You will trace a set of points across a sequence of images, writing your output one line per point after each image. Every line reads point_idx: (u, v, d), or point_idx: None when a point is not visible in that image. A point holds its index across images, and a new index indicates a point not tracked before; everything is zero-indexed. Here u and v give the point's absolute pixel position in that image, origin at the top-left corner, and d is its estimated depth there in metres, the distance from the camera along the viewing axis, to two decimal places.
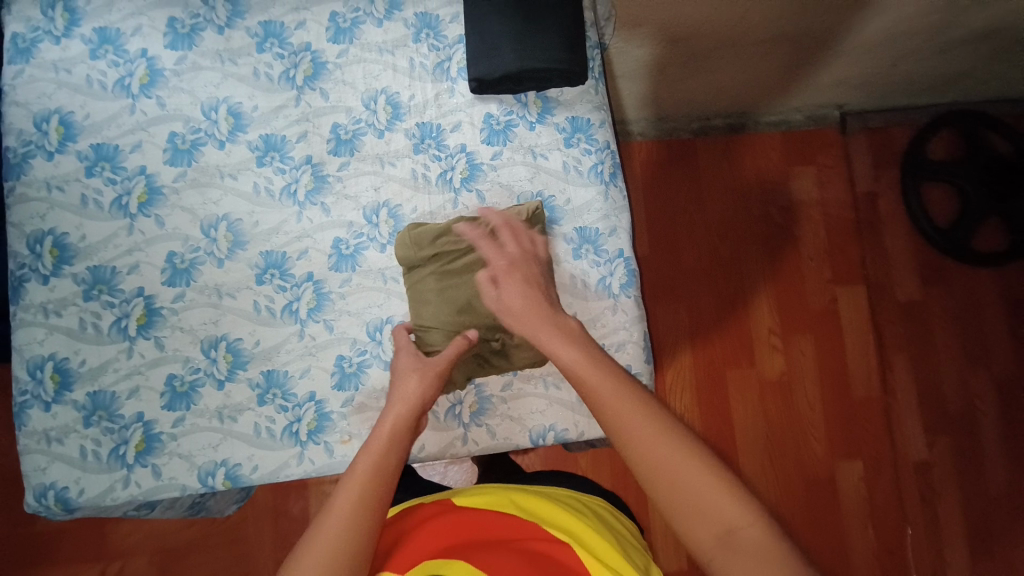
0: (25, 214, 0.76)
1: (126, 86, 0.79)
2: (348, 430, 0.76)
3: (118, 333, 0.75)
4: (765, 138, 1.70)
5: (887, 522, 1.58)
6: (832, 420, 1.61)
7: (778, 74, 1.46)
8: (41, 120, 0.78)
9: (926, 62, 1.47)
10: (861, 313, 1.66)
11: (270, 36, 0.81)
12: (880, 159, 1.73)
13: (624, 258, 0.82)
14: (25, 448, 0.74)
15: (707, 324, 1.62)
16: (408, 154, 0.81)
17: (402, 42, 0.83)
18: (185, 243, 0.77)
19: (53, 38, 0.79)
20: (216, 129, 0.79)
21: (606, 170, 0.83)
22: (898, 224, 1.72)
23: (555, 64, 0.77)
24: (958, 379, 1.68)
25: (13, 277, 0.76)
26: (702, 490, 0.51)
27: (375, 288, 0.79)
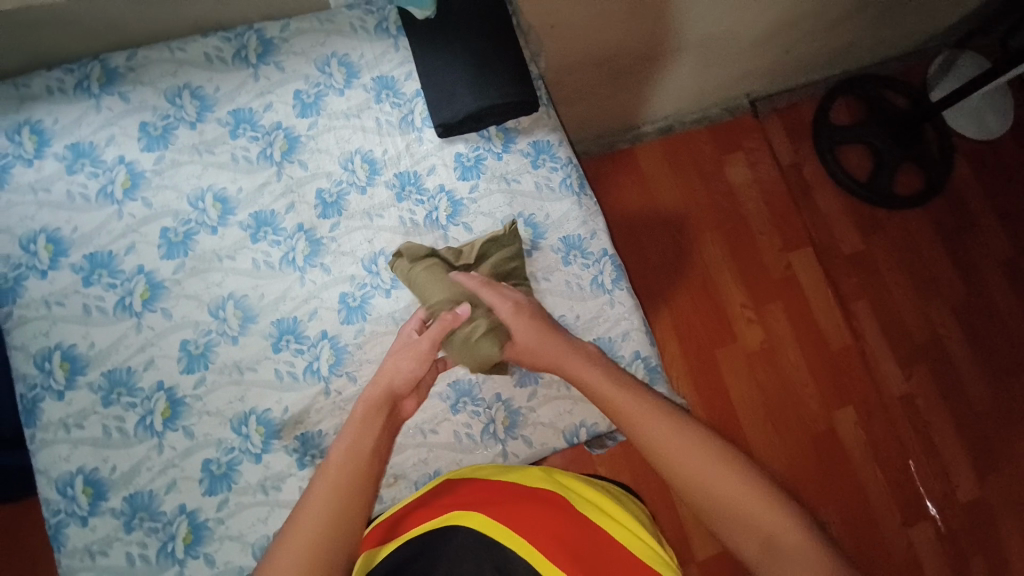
0: (28, 334, 0.76)
1: (110, 193, 0.81)
2: (393, 471, 0.79)
3: (145, 431, 0.75)
4: (694, 135, 1.86)
5: (889, 458, 1.68)
6: (819, 374, 1.72)
7: (693, 76, 1.62)
8: (28, 241, 0.79)
9: (812, 43, 1.67)
10: (817, 271, 1.80)
11: (242, 123, 0.86)
12: (796, 133, 1.91)
13: (609, 255, 0.89)
14: (69, 568, 0.72)
15: (685, 311, 1.72)
16: (393, 204, 0.87)
17: (366, 105, 0.89)
18: (196, 329, 0.79)
19: (25, 161, 0.81)
20: (206, 216, 0.82)
21: (575, 181, 0.91)
22: (826, 185, 1.89)
23: (509, 98, 0.85)
24: (916, 311, 1.83)
25: (27, 400, 0.75)
26: (739, 506, 0.66)
27: (388, 332, 0.82)
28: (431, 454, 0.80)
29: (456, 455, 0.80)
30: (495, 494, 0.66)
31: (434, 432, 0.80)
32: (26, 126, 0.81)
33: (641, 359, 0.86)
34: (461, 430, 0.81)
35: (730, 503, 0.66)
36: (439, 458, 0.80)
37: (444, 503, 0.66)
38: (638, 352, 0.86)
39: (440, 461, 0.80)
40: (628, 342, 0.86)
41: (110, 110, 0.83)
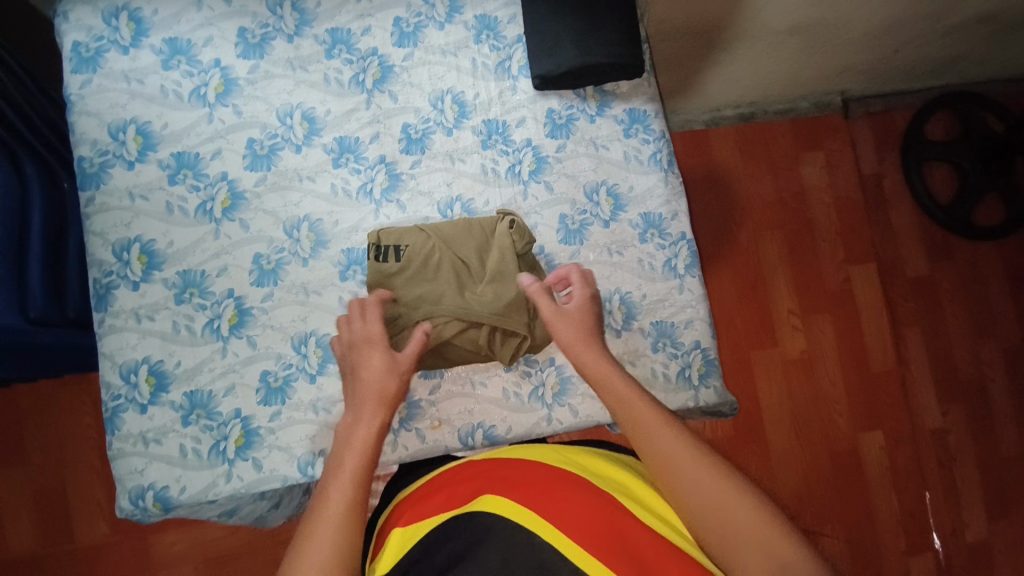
0: (109, 223, 0.77)
1: (202, 95, 0.80)
2: (438, 416, 0.80)
3: (211, 333, 0.78)
4: (774, 126, 1.76)
5: (907, 488, 1.65)
6: (854, 393, 1.67)
7: (790, 64, 1.52)
8: (117, 130, 0.78)
9: (926, 47, 1.55)
10: (875, 290, 1.73)
11: (338, 43, 0.84)
12: (884, 142, 1.80)
13: (687, 240, 0.86)
14: (120, 451, 0.76)
15: (729, 308, 1.67)
16: (477, 150, 0.85)
17: (464, 44, 0.86)
18: (270, 244, 0.80)
19: (120, 48, 0.79)
20: (292, 134, 0.82)
21: (664, 157, 0.87)
22: (904, 203, 1.79)
23: (616, 58, 0.81)
24: (968, 347, 1.76)
25: (101, 285, 0.77)
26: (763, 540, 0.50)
27: None
28: (478, 406, 0.80)
29: (502, 412, 0.81)
30: (516, 478, 0.62)
31: (484, 385, 0.81)
32: (123, 12, 0.80)
33: (700, 350, 0.84)
34: (510, 388, 0.81)
35: (737, 523, 0.52)
36: (485, 412, 0.80)
37: (459, 492, 0.63)
38: (698, 343, 0.84)
39: (486, 415, 0.80)
40: (690, 331, 0.84)
41: (210, 10, 0.82)
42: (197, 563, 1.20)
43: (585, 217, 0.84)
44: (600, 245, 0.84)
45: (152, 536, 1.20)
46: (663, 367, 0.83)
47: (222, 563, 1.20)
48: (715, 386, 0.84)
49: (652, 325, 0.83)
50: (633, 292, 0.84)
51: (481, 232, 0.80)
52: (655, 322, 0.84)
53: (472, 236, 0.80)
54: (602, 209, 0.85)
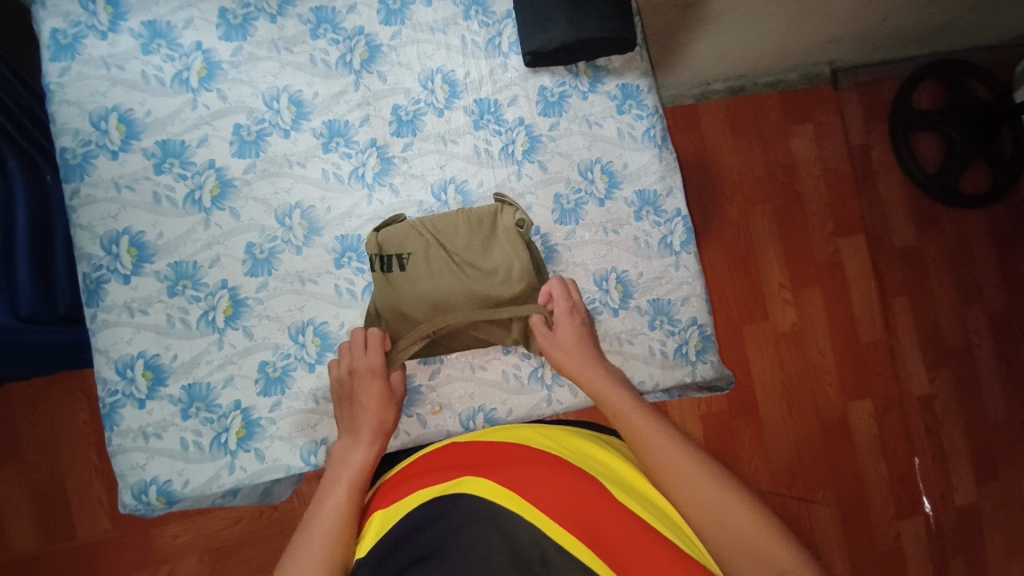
0: (96, 216, 0.75)
1: (185, 81, 0.78)
2: (438, 401, 0.80)
3: (207, 325, 0.77)
4: (764, 99, 1.74)
5: (895, 453, 1.70)
6: (843, 362, 1.71)
7: (780, 35, 1.51)
8: (99, 118, 0.76)
9: (914, 15, 1.54)
10: (864, 261, 1.75)
11: (323, 22, 0.81)
12: (873, 112, 1.80)
13: (683, 216, 0.86)
14: (121, 446, 0.75)
15: (722, 284, 1.68)
16: (469, 131, 0.83)
17: (453, 20, 0.84)
18: (262, 233, 0.78)
19: (98, 33, 0.76)
20: (280, 118, 0.80)
21: (658, 133, 0.87)
22: (892, 173, 1.80)
23: (609, 32, 0.79)
24: (954, 314, 1.80)
25: (91, 279, 0.75)
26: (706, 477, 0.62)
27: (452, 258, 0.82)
28: (477, 390, 0.81)
29: (502, 394, 0.81)
30: (500, 461, 0.64)
31: (484, 368, 0.81)
32: None
33: (697, 326, 0.85)
34: (509, 370, 0.81)
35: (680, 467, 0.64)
36: (485, 395, 0.80)
37: (441, 472, 0.64)
38: (695, 319, 0.84)
39: (486, 398, 0.80)
40: (687, 307, 0.84)
41: None
42: (200, 553, 1.21)
43: (580, 196, 0.84)
44: (595, 224, 0.84)
45: (156, 528, 1.21)
46: (660, 344, 0.83)
47: (228, 552, 1.21)
48: (712, 361, 0.85)
49: (649, 303, 0.83)
50: (629, 271, 0.84)
51: (483, 219, 0.78)
52: (652, 300, 0.84)
53: (471, 227, 0.78)
54: (597, 188, 0.84)
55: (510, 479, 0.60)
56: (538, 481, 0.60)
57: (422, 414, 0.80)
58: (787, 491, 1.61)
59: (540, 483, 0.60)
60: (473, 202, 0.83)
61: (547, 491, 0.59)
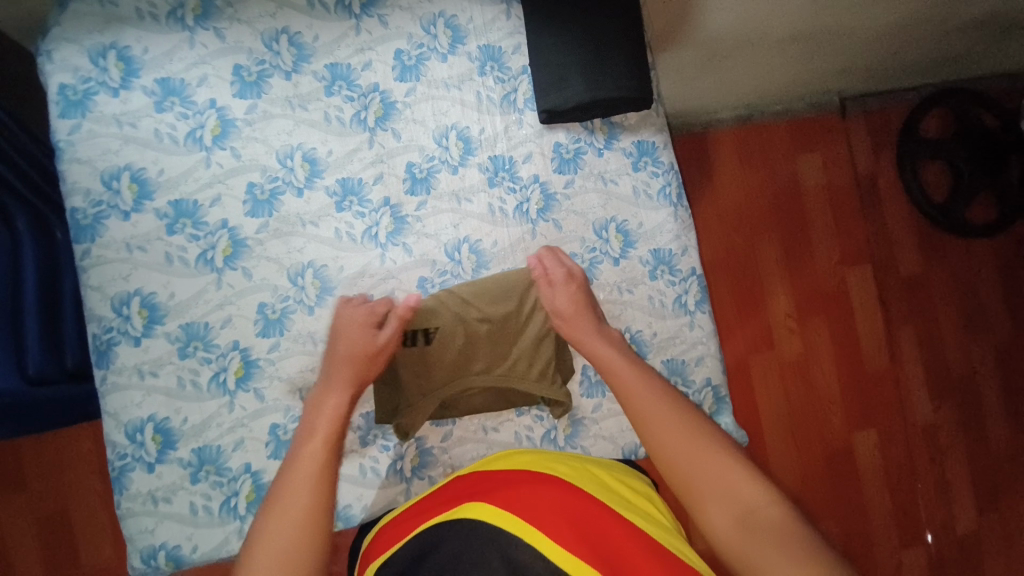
0: (106, 277, 0.74)
1: (199, 138, 0.77)
2: (450, 463, 0.80)
3: (218, 387, 0.76)
4: (773, 128, 1.72)
5: (899, 485, 1.70)
6: (848, 393, 1.70)
7: (790, 67, 1.50)
8: (111, 178, 0.75)
9: (922, 49, 1.54)
10: (870, 291, 1.74)
11: (338, 79, 0.80)
12: (880, 141, 1.79)
13: (697, 275, 0.85)
14: (129, 510, 0.74)
15: (728, 316, 1.67)
16: (484, 189, 0.82)
17: (468, 76, 0.83)
18: (275, 293, 0.77)
19: (110, 90, 0.75)
20: (293, 176, 0.79)
21: (674, 191, 0.86)
22: (898, 203, 1.80)
23: (626, 93, 0.78)
24: (960, 345, 1.79)
25: (102, 340, 0.74)
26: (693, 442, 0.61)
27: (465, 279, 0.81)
28: (490, 451, 0.80)
29: None
30: (496, 488, 0.67)
31: (496, 430, 0.81)
32: (111, 51, 0.76)
33: (710, 387, 0.84)
34: (522, 432, 0.81)
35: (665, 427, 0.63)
36: None
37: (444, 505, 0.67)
38: (709, 380, 0.84)
39: None
40: (701, 368, 0.84)
41: (202, 47, 0.77)
42: None
43: (595, 255, 0.83)
44: (610, 283, 0.83)
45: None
46: None
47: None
48: (725, 423, 0.85)
49: (662, 363, 0.83)
50: (643, 331, 0.83)
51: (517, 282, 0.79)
52: (666, 360, 0.83)
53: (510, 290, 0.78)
54: (612, 246, 0.84)
55: (519, 502, 0.64)
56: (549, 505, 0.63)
57: (434, 476, 0.80)
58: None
59: (550, 506, 0.63)
60: (485, 260, 0.82)
61: (560, 514, 0.62)
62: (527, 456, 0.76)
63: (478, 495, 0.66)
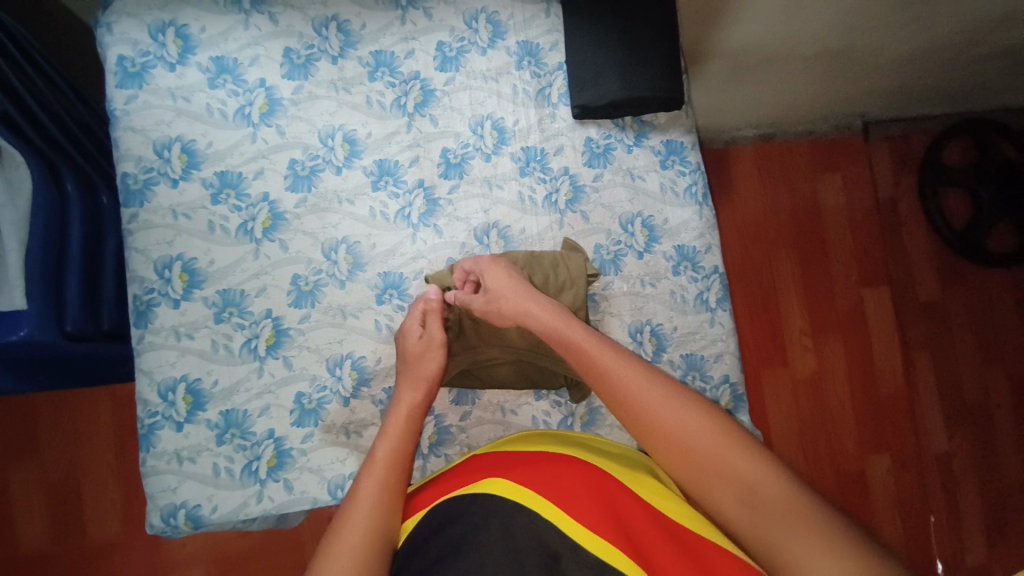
0: (151, 241, 0.77)
1: (247, 115, 0.80)
2: (467, 442, 0.81)
3: (249, 353, 0.78)
4: (794, 147, 1.73)
5: (911, 510, 1.66)
6: (862, 413, 1.68)
7: (814, 87, 1.50)
8: (162, 147, 0.78)
9: (949, 75, 1.54)
10: (887, 313, 1.73)
11: (381, 66, 0.84)
12: (902, 165, 1.79)
13: (719, 273, 0.87)
14: (154, 468, 0.76)
15: (743, 327, 1.67)
16: (515, 177, 0.85)
17: (506, 69, 0.86)
18: (309, 265, 0.80)
19: (167, 65, 0.79)
20: (333, 155, 0.82)
21: (699, 191, 0.88)
22: (918, 227, 1.79)
23: (658, 93, 0.81)
24: (976, 371, 1.77)
25: (141, 301, 0.77)
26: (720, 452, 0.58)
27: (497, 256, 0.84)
28: (507, 433, 0.81)
29: None
30: (518, 462, 0.65)
31: (515, 413, 0.82)
32: (170, 28, 0.80)
33: (728, 384, 0.85)
34: (539, 417, 0.82)
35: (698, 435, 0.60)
36: None
37: (465, 477, 0.65)
38: (727, 377, 0.85)
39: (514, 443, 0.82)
40: (719, 364, 0.85)
41: (257, 29, 0.81)
42: (206, 568, 1.21)
43: (620, 248, 0.85)
44: (633, 276, 0.85)
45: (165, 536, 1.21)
46: None
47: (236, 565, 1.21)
48: (741, 421, 0.86)
49: (681, 357, 0.84)
50: (664, 325, 0.85)
51: (553, 258, 0.81)
52: (685, 355, 0.84)
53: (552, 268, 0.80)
54: (636, 240, 0.85)
55: (536, 477, 0.61)
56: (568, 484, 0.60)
57: (451, 454, 0.81)
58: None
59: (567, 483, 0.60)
60: (512, 243, 0.84)
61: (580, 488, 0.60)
62: (543, 436, 0.73)
63: (498, 468, 0.64)
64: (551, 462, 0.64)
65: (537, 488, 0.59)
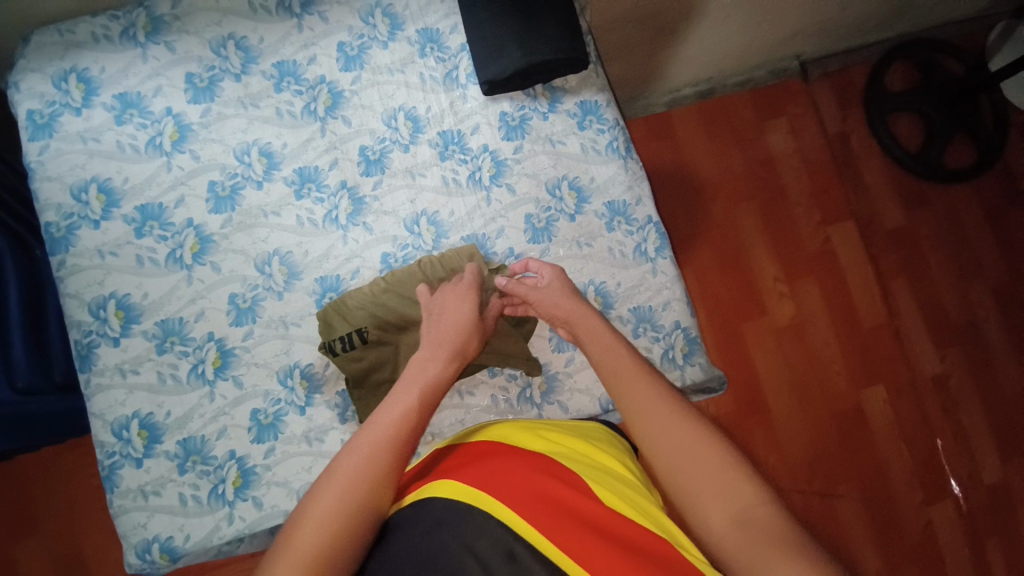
0: (82, 284, 0.78)
1: (159, 145, 0.81)
2: (431, 431, 0.81)
3: (197, 378, 0.78)
4: (734, 99, 1.70)
5: (914, 438, 1.60)
6: (849, 351, 1.62)
7: (741, 36, 1.47)
8: (79, 191, 0.79)
9: (874, 1, 1.52)
10: (857, 246, 1.67)
11: (286, 76, 0.84)
12: (845, 100, 1.74)
13: (654, 223, 0.88)
14: (122, 507, 0.76)
15: (714, 282, 1.61)
16: (436, 163, 0.85)
17: (409, 59, 0.87)
18: (244, 283, 0.80)
19: (72, 110, 0.80)
20: (252, 171, 0.82)
21: (622, 145, 0.89)
22: (873, 156, 1.73)
23: (560, 54, 0.81)
24: (955, 288, 1.71)
25: (82, 345, 0.77)
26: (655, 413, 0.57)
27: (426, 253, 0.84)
28: (469, 415, 0.81)
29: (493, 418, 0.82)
30: (467, 461, 0.61)
31: (473, 395, 0.82)
32: (72, 74, 0.80)
33: (681, 330, 0.86)
34: (498, 394, 0.83)
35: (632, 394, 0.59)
36: (477, 420, 0.82)
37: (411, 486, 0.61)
38: (678, 322, 0.86)
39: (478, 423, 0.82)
40: (669, 312, 0.86)
41: (156, 60, 0.82)
42: None
43: (551, 214, 0.86)
44: (568, 239, 0.85)
45: None
46: (646, 351, 0.84)
47: None
48: (700, 363, 0.86)
49: (630, 312, 0.85)
50: (607, 282, 0.85)
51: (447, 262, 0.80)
52: (633, 308, 0.85)
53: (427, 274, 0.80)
54: (566, 204, 0.86)
55: (485, 475, 0.57)
56: (516, 474, 0.57)
57: (417, 446, 0.81)
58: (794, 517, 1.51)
59: (522, 478, 0.56)
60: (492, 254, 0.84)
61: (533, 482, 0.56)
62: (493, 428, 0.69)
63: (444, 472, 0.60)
64: (502, 457, 0.60)
65: (491, 487, 0.54)
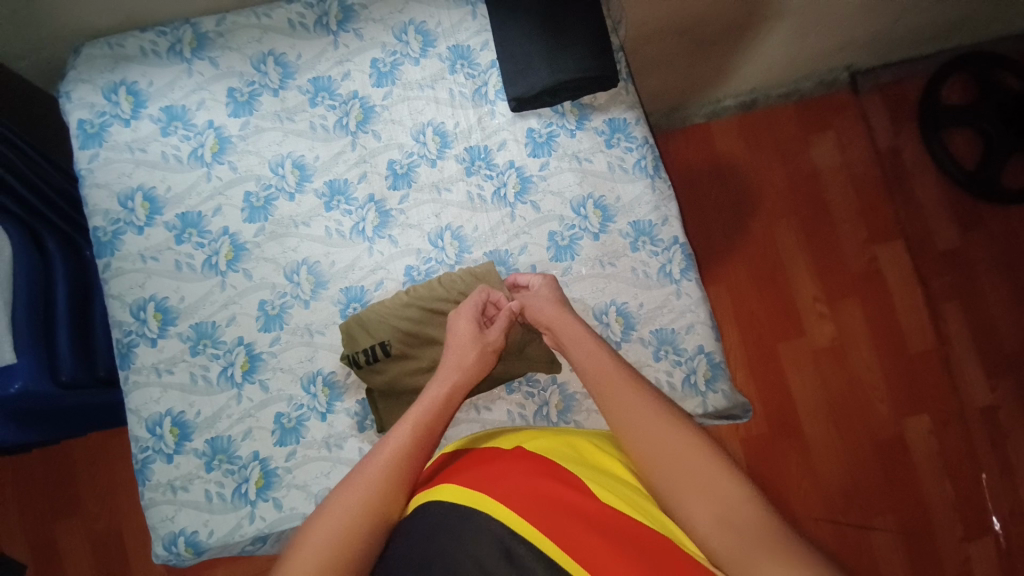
0: (125, 286, 0.83)
1: (199, 156, 0.85)
2: (445, 444, 0.81)
3: (226, 381, 0.81)
4: (777, 111, 1.64)
5: (961, 473, 1.50)
6: (891, 378, 1.54)
7: (785, 48, 1.43)
8: (126, 198, 0.84)
9: (931, 12, 1.44)
10: (904, 267, 1.59)
11: (320, 91, 0.87)
12: (897, 114, 1.66)
13: (680, 244, 0.86)
14: (152, 500, 0.80)
15: (748, 300, 1.56)
16: (462, 178, 0.86)
17: (440, 75, 0.88)
18: (273, 290, 0.83)
19: (121, 121, 0.85)
20: (285, 182, 0.85)
21: (649, 163, 0.88)
22: (925, 173, 1.64)
23: (588, 72, 0.81)
24: (1014, 316, 1.60)
25: (123, 344, 0.82)
26: (653, 427, 0.58)
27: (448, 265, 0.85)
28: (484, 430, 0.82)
29: None
30: (465, 464, 0.61)
31: (489, 410, 0.82)
32: (121, 87, 0.85)
33: (704, 354, 0.84)
34: (514, 410, 0.82)
35: (629, 409, 0.60)
36: None
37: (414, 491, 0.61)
38: (701, 347, 0.83)
39: None
40: (692, 335, 0.84)
41: (200, 74, 0.86)
42: None
43: (574, 232, 0.85)
44: (591, 258, 0.85)
45: None
46: (666, 375, 0.82)
47: None
48: (723, 390, 0.83)
49: (651, 334, 0.83)
50: (629, 302, 0.84)
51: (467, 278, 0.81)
52: (655, 330, 0.83)
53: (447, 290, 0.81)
54: (590, 222, 0.85)
55: (482, 476, 0.57)
56: (510, 475, 0.56)
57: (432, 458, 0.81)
58: (827, 547, 1.44)
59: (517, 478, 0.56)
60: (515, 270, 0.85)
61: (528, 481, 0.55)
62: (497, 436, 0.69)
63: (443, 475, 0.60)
64: (499, 458, 0.60)
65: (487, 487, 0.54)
